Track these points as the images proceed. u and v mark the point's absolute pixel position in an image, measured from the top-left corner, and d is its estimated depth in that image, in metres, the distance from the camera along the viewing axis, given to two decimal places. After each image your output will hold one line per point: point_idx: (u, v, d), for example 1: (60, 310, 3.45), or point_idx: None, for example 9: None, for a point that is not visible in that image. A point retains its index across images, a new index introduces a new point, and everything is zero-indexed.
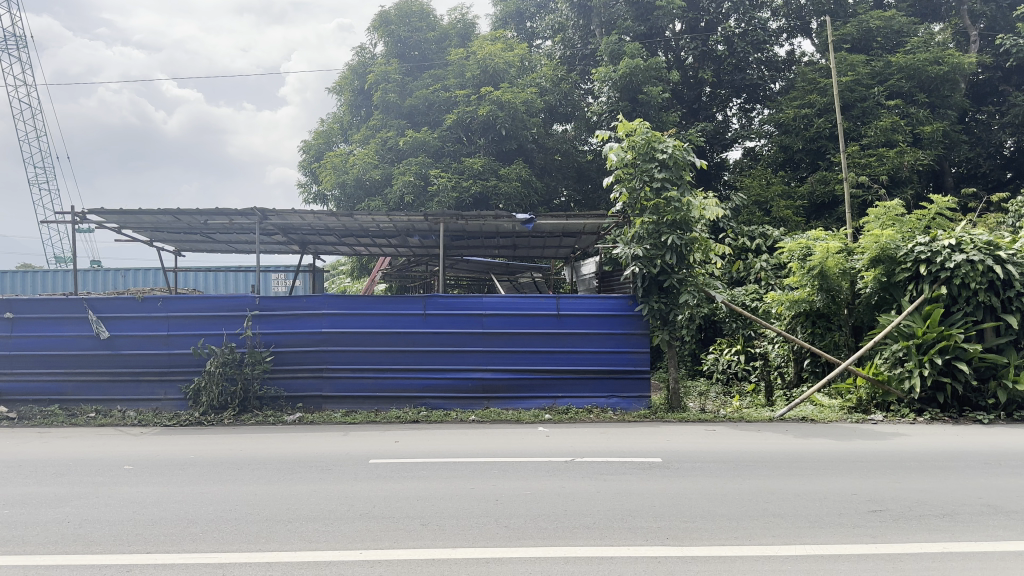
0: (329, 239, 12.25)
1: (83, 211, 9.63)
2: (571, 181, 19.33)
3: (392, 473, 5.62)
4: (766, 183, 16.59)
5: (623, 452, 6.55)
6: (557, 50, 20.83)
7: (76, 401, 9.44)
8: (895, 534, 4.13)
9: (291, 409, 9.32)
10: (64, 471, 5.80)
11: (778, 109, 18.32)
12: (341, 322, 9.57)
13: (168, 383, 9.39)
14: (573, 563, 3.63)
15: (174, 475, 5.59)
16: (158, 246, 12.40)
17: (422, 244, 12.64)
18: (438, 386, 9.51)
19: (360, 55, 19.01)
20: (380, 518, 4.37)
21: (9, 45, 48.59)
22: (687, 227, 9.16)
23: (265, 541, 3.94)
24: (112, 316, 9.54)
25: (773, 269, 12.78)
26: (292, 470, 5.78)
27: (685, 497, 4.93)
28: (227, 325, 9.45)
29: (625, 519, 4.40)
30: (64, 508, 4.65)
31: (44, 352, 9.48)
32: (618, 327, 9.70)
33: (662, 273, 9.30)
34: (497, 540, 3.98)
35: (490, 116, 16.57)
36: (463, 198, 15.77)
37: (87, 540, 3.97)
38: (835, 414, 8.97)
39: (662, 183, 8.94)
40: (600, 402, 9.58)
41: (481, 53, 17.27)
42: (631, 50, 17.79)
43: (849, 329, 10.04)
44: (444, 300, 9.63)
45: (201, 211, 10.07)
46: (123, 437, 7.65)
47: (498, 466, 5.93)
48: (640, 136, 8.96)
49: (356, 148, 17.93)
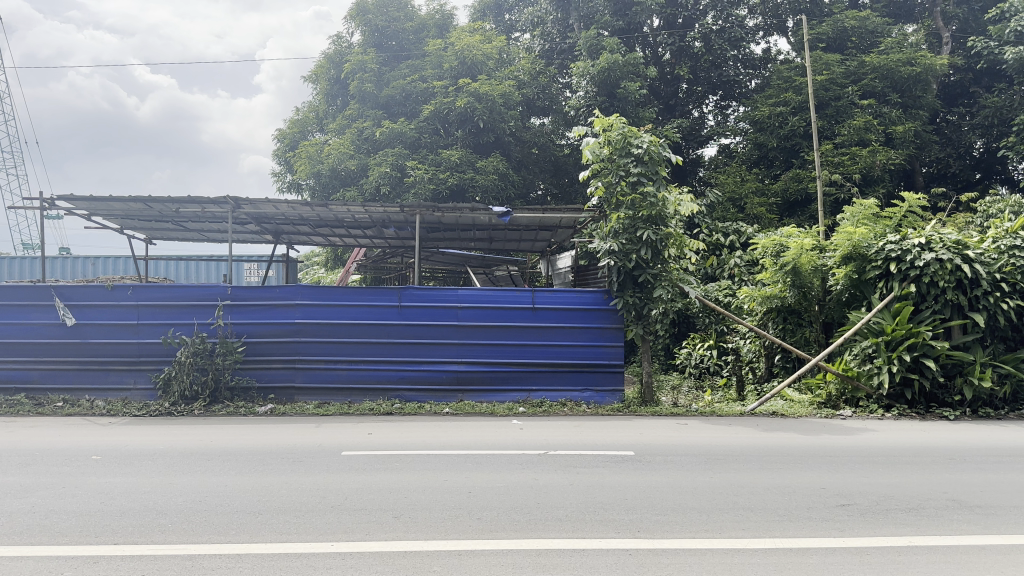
0: (303, 229, 12.15)
1: (50, 198, 9.48)
2: (548, 175, 19.16)
3: (366, 465, 5.59)
4: (741, 180, 16.73)
5: (595, 445, 6.57)
6: (535, 44, 20.80)
7: (43, 390, 9.28)
8: (863, 528, 4.19)
9: (262, 401, 9.25)
10: (30, 461, 5.71)
11: (753, 106, 18.44)
12: (314, 313, 9.48)
13: (137, 372, 9.27)
14: (544, 556, 3.64)
15: (143, 466, 5.52)
16: (128, 234, 12.25)
17: (397, 237, 12.60)
18: (413, 379, 9.48)
19: (337, 44, 18.87)
20: (352, 511, 4.34)
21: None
22: (661, 222, 9.20)
23: (234, 533, 3.91)
24: (79, 304, 9.40)
25: (746, 265, 12.87)
26: (263, 461, 5.72)
27: (657, 490, 4.97)
28: (198, 315, 9.37)
29: (597, 512, 4.42)
30: (29, 499, 4.57)
31: (10, 340, 9.34)
32: (592, 321, 9.72)
33: (637, 267, 9.34)
34: (469, 533, 3.98)
35: (467, 108, 16.55)
36: (439, 190, 15.68)
37: (53, 531, 3.92)
38: (805, 409, 9.09)
39: (638, 178, 8.93)
40: (574, 396, 9.61)
41: (459, 45, 17.28)
42: (609, 45, 17.78)
43: (820, 325, 10.19)
44: (418, 292, 9.59)
45: (173, 198, 9.92)
46: (91, 426, 7.56)
47: (471, 458, 5.93)
48: (617, 130, 8.98)
49: (331, 138, 17.85)
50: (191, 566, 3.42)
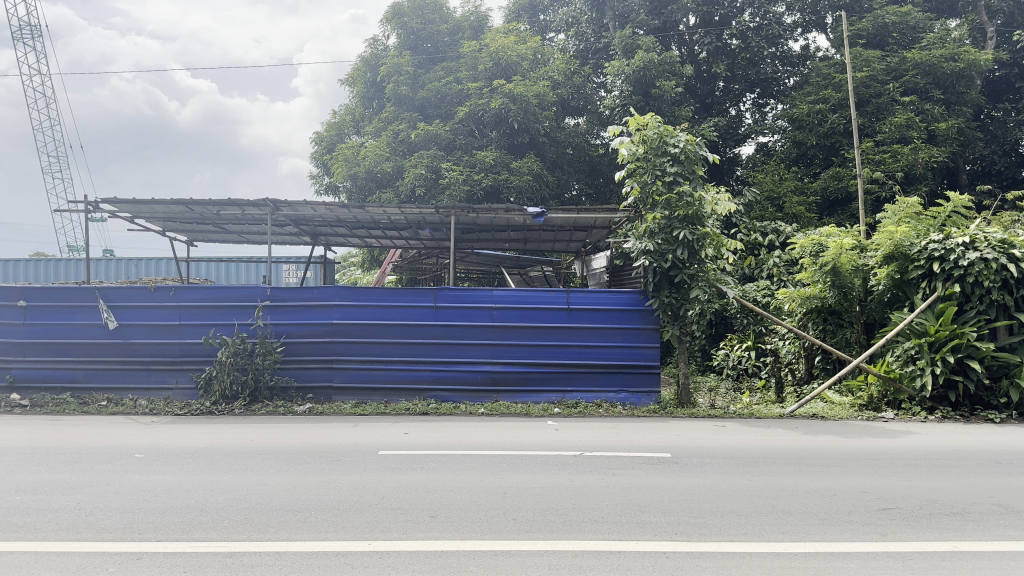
0: (340, 231, 12.26)
1: (95, 201, 9.70)
2: (582, 176, 19.00)
3: (402, 465, 5.64)
4: (779, 179, 16.51)
5: (631, 447, 6.53)
6: (570, 44, 20.77)
7: (88, 389, 9.48)
8: (906, 533, 4.11)
9: (300, 399, 9.37)
10: (76, 458, 5.83)
11: (791, 104, 18.21)
12: (351, 313, 9.57)
13: (179, 372, 9.44)
14: (581, 558, 3.63)
15: (185, 464, 5.61)
16: (171, 236, 12.49)
17: (432, 238, 12.67)
18: (448, 379, 9.52)
19: (373, 47, 19.01)
20: (389, 510, 4.37)
21: (22, 34, 48.50)
22: (698, 222, 9.11)
23: (274, 531, 3.95)
24: (123, 306, 9.58)
25: (785, 265, 12.69)
26: (302, 460, 5.78)
27: (694, 492, 4.93)
28: (238, 315, 9.50)
29: (633, 514, 4.39)
30: (75, 496, 4.67)
31: (56, 340, 9.54)
32: (627, 322, 9.65)
33: (673, 268, 9.24)
34: (506, 533, 3.98)
35: (502, 109, 16.52)
36: (474, 191, 15.71)
37: (98, 528, 4.00)
38: (845, 411, 8.94)
39: (674, 178, 8.86)
40: (609, 397, 9.57)
41: (493, 46, 17.28)
42: (645, 44, 17.69)
43: (860, 326, 10.01)
44: (453, 293, 9.62)
45: (214, 202, 10.09)
46: (134, 425, 7.71)
47: (507, 459, 5.93)
48: (652, 130, 8.92)
49: (368, 140, 18.04)
50: (231, 564, 3.46)
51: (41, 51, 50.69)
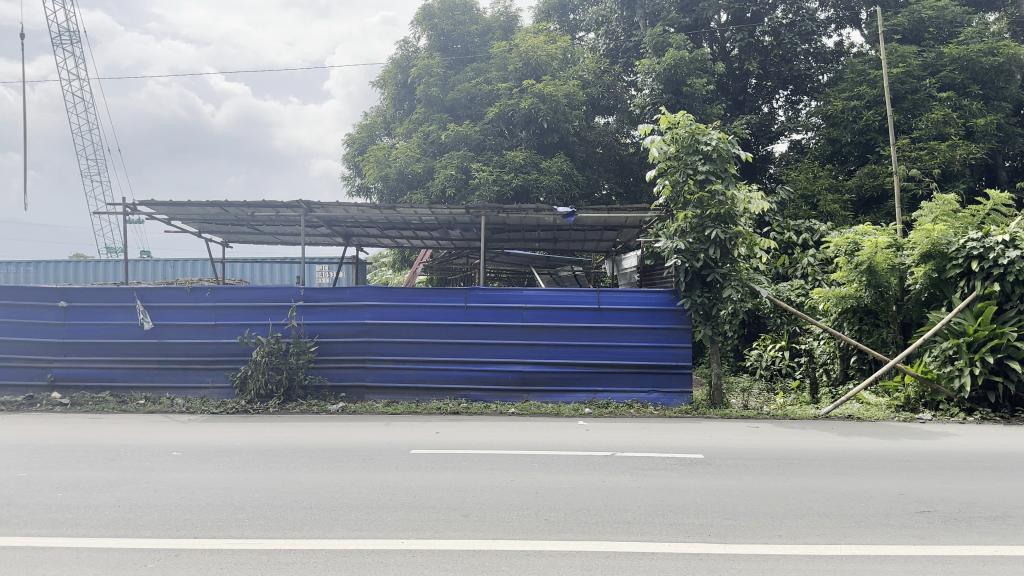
0: (372, 232, 12.34)
1: (133, 204, 9.87)
2: (612, 175, 18.88)
3: (434, 464, 5.66)
4: (813, 177, 16.29)
5: (663, 448, 6.49)
6: (600, 43, 20.72)
7: (126, 388, 9.65)
8: (945, 536, 4.03)
9: (333, 398, 9.45)
10: (115, 456, 5.94)
11: (825, 101, 17.97)
12: (383, 314, 9.63)
13: (216, 371, 9.59)
14: (614, 558, 3.61)
15: (221, 462, 5.69)
16: (206, 237, 12.66)
17: (462, 238, 12.70)
18: (479, 379, 9.54)
19: (403, 49, 19.11)
20: (421, 509, 4.38)
21: (61, 40, 49.50)
22: (730, 220, 9.02)
23: (308, 528, 3.99)
24: (160, 306, 9.73)
25: (820, 264, 12.52)
26: (335, 459, 5.83)
27: (728, 494, 4.88)
28: (273, 315, 9.62)
29: (666, 515, 4.36)
30: (114, 493, 4.75)
31: (96, 340, 9.70)
32: (659, 322, 9.59)
33: (705, 267, 9.17)
34: (538, 533, 3.98)
35: (531, 108, 16.51)
36: (504, 191, 15.73)
37: (137, 524, 4.07)
38: (881, 412, 8.80)
39: (706, 176, 8.80)
40: (640, 398, 9.51)
41: (523, 46, 17.28)
42: (676, 42, 17.59)
43: (897, 326, 9.84)
44: (484, 293, 9.64)
45: (249, 203, 10.22)
46: (171, 424, 7.83)
47: (538, 459, 5.93)
48: (684, 128, 8.86)
49: (399, 142, 18.14)
50: (267, 561, 3.50)
51: (80, 57, 51.71)
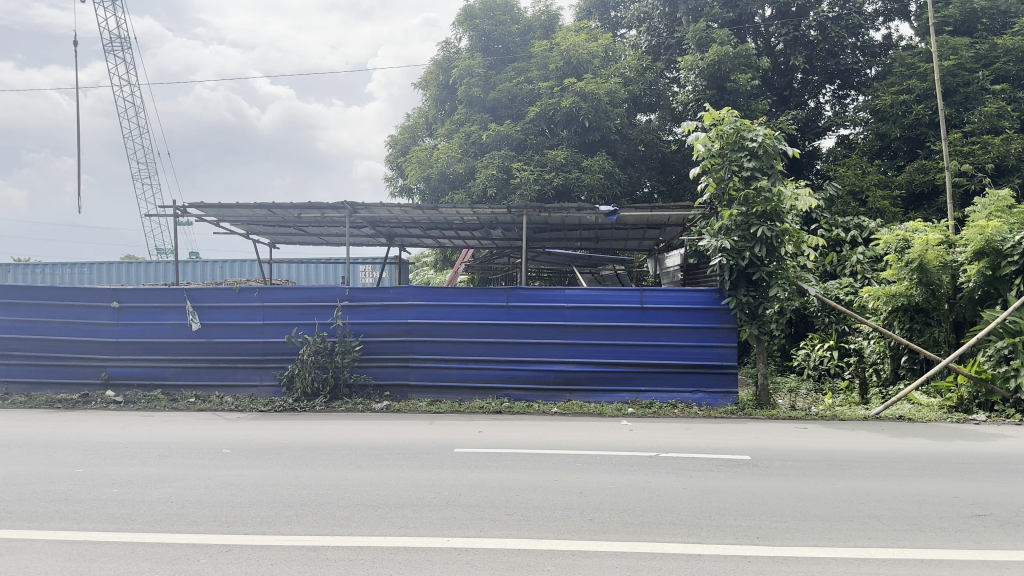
0: (414, 232, 12.42)
1: (183, 206, 10.07)
2: (654, 173, 18.76)
3: (478, 463, 5.67)
4: (862, 173, 15.96)
5: (709, 449, 6.41)
6: (642, 40, 20.57)
7: (177, 386, 9.84)
8: (1003, 541, 3.91)
9: (378, 397, 9.54)
10: (167, 453, 6.05)
11: (873, 95, 17.61)
12: (426, 313, 9.69)
13: (264, 369, 9.73)
14: (660, 560, 3.57)
15: (270, 460, 5.77)
16: (253, 239, 12.87)
17: (504, 237, 12.70)
18: (521, 378, 9.53)
19: (445, 50, 19.20)
20: (466, 507, 4.39)
21: (113, 47, 50.75)
22: (777, 218, 8.87)
23: (354, 525, 4.02)
24: (209, 306, 9.92)
25: (869, 262, 12.27)
26: (381, 457, 5.87)
27: (776, 496, 4.80)
28: (318, 315, 9.74)
29: (713, 517, 4.31)
30: (167, 489, 4.85)
31: (148, 340, 9.90)
32: (703, 321, 9.47)
33: (751, 266, 9.05)
34: (583, 533, 3.96)
35: (573, 107, 16.47)
36: (545, 190, 15.74)
37: (189, 520, 4.14)
38: (934, 413, 8.59)
39: (752, 173, 8.69)
40: (684, 398, 9.40)
41: (564, 45, 17.23)
42: (720, 37, 17.42)
43: (949, 325, 9.58)
44: (526, 292, 9.64)
45: (295, 205, 10.37)
46: (220, 421, 7.97)
47: (581, 459, 5.90)
48: (729, 125, 8.78)
49: (441, 142, 18.23)
50: (315, 557, 3.53)
51: (129, 63, 52.62)
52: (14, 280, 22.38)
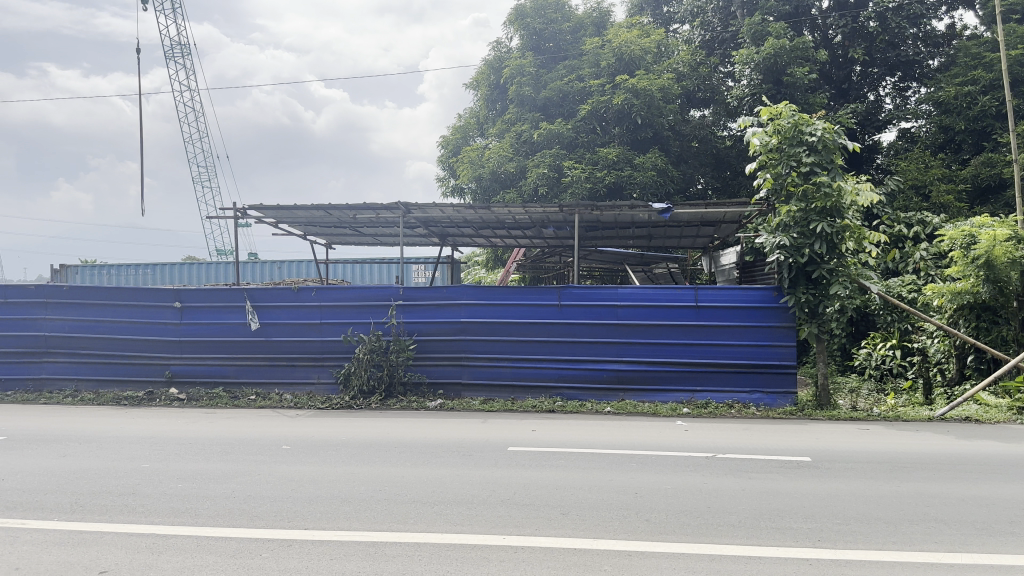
0: (467, 232, 12.48)
1: (243, 208, 10.29)
2: (709, 169, 18.51)
3: (532, 462, 5.66)
4: (925, 167, 15.47)
5: (768, 450, 6.29)
6: (695, 35, 20.32)
7: (238, 384, 10.07)
8: None
9: (432, 395, 9.61)
10: (229, 449, 6.19)
11: (936, 87, 17.09)
12: (478, 312, 9.74)
13: (321, 368, 9.88)
14: (719, 562, 3.51)
15: (328, 456, 5.85)
16: (310, 239, 13.10)
17: (556, 236, 12.67)
18: (574, 378, 9.50)
19: (496, 50, 19.24)
20: (521, 506, 4.39)
21: (173, 53, 52.11)
22: (837, 214, 8.67)
23: (410, 522, 4.05)
24: (268, 305, 10.11)
25: (933, 259, 11.91)
26: (436, 455, 5.91)
27: (838, 498, 4.69)
28: (373, 314, 9.84)
29: (773, 519, 4.22)
30: (229, 484, 4.95)
31: (210, 338, 10.14)
32: (760, 320, 9.27)
33: (810, 263, 8.83)
34: (640, 533, 3.92)
35: (625, 104, 16.36)
36: (597, 188, 15.69)
37: (251, 515, 4.22)
38: (1003, 414, 8.29)
39: (811, 168, 8.53)
40: (741, 398, 9.23)
41: (616, 41, 17.07)
42: (776, 30, 17.11)
43: (1019, 324, 9.29)
44: (578, 291, 9.59)
45: (350, 206, 10.50)
46: (279, 418, 8.12)
47: (636, 459, 5.85)
48: (787, 119, 8.65)
49: (492, 142, 18.28)
50: (373, 553, 3.57)
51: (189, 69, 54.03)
52: (82, 281, 23.14)
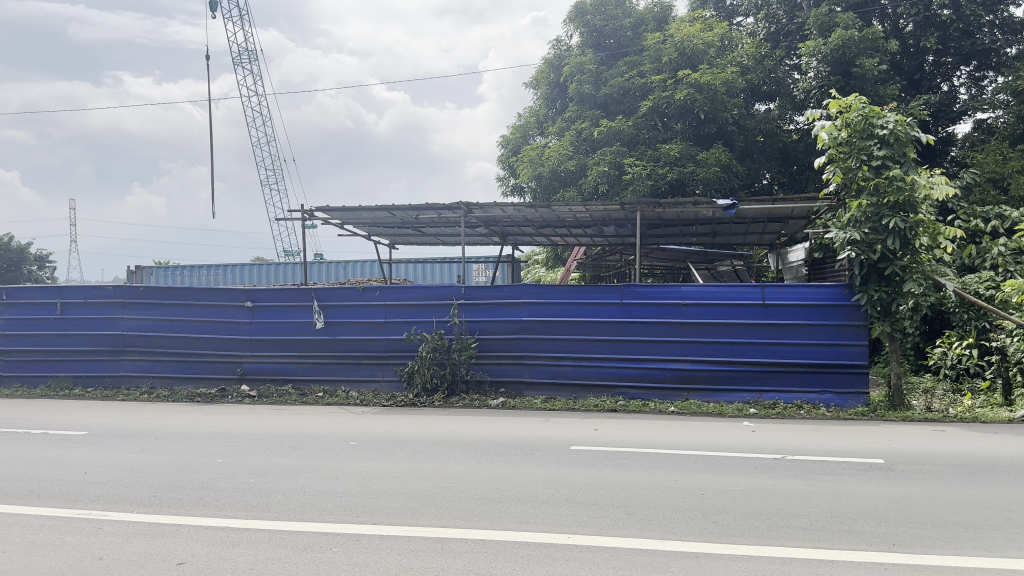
0: (528, 230, 12.50)
1: (309, 210, 10.51)
2: (774, 164, 18.12)
3: (596, 461, 5.64)
4: (1003, 159, 14.86)
5: (838, 451, 6.14)
6: (759, 28, 19.93)
7: (307, 381, 10.29)
8: None
9: (494, 394, 9.68)
10: (298, 445, 6.33)
11: (1015, 75, 16.40)
12: (539, 311, 9.74)
13: (386, 365, 10.03)
14: (789, 565, 3.44)
15: (394, 453, 5.93)
16: (374, 239, 13.29)
17: (617, 234, 12.59)
18: (637, 377, 9.43)
19: (556, 48, 19.19)
20: (586, 505, 4.37)
21: (241, 59, 53.52)
22: (910, 208, 8.40)
23: (476, 519, 4.08)
24: (334, 304, 10.30)
25: (1013, 254, 11.44)
26: (500, 453, 5.93)
27: (914, 501, 4.54)
28: (436, 313, 9.94)
29: (845, 522, 4.12)
30: (299, 479, 5.06)
31: (279, 337, 10.38)
32: (830, 318, 9.03)
33: (882, 259, 8.59)
34: (706, 535, 3.87)
35: (687, 99, 16.16)
36: (658, 185, 15.56)
37: (321, 509, 4.31)
38: None
39: (883, 161, 8.26)
40: (810, 398, 9.02)
41: (679, 35, 16.79)
42: (844, 21, 16.66)
43: None
44: (640, 289, 9.49)
45: (412, 207, 10.61)
46: (345, 415, 8.27)
47: (703, 459, 5.77)
48: (857, 112, 8.39)
49: (552, 140, 18.27)
50: (440, 549, 3.60)
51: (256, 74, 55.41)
52: (157, 281, 23.98)
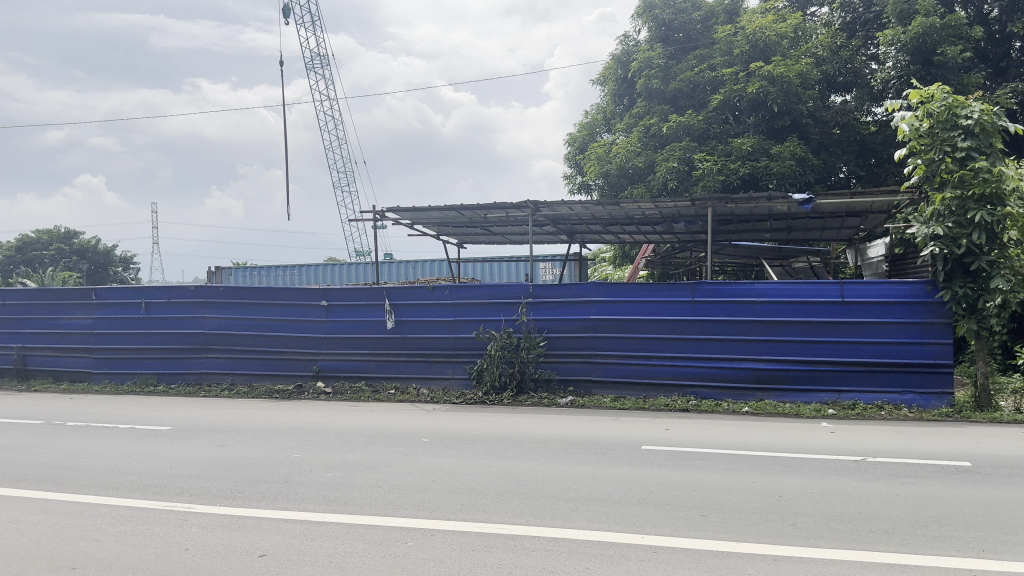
0: (596, 228, 12.44)
1: (380, 210, 10.69)
2: (852, 157, 17.59)
3: (669, 460, 5.58)
4: None
5: (922, 454, 5.93)
6: (835, 17, 19.36)
7: (379, 378, 10.46)
8: None
9: (563, 392, 9.67)
10: (372, 441, 6.44)
11: None
12: (608, 309, 9.68)
13: (456, 364, 10.13)
14: (872, 569, 3.35)
15: (465, 450, 5.98)
16: (443, 238, 13.43)
17: (687, 231, 12.43)
18: (709, 376, 9.29)
19: (623, 44, 19.04)
20: (659, 505, 4.33)
21: (313, 64, 54.74)
22: (998, 201, 8.05)
23: (548, 517, 4.08)
24: (404, 303, 10.45)
25: None
26: (572, 451, 5.92)
27: (1005, 507, 4.36)
28: (505, 312, 9.98)
29: (930, 526, 3.98)
30: (373, 474, 5.16)
31: (352, 335, 10.58)
32: (912, 316, 8.69)
33: (967, 254, 8.26)
34: (784, 537, 3.79)
35: (760, 92, 15.84)
36: (730, 180, 15.32)
37: (396, 504, 4.38)
38: None
39: (967, 152, 7.95)
40: (891, 399, 8.72)
41: (750, 28, 16.47)
42: (925, 7, 16.05)
43: None
44: (712, 287, 9.35)
45: (481, 206, 10.68)
46: (417, 412, 8.39)
47: (779, 461, 5.64)
48: (940, 102, 8.10)
49: (620, 137, 18.15)
50: (513, 546, 3.62)
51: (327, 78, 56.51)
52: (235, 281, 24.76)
